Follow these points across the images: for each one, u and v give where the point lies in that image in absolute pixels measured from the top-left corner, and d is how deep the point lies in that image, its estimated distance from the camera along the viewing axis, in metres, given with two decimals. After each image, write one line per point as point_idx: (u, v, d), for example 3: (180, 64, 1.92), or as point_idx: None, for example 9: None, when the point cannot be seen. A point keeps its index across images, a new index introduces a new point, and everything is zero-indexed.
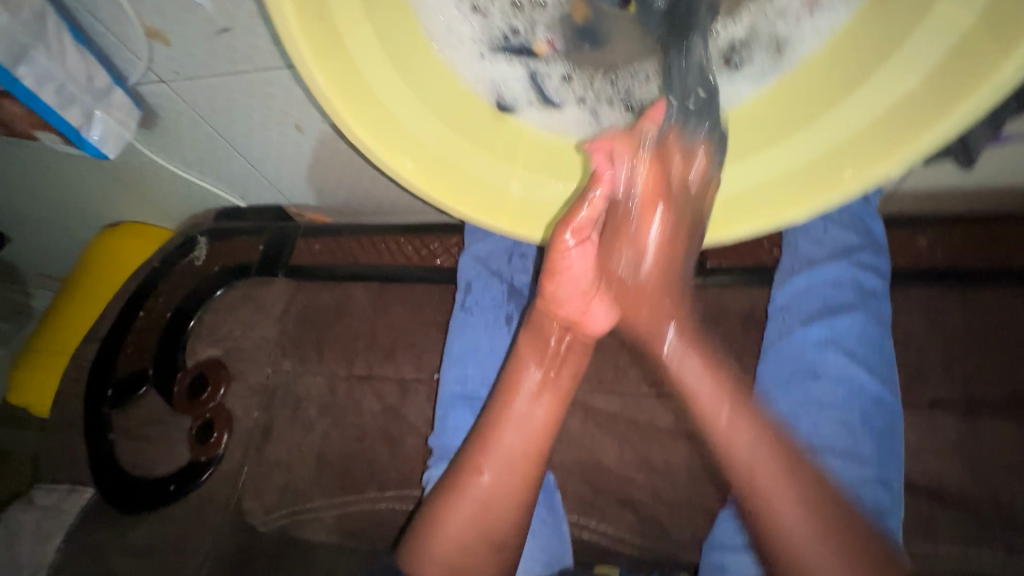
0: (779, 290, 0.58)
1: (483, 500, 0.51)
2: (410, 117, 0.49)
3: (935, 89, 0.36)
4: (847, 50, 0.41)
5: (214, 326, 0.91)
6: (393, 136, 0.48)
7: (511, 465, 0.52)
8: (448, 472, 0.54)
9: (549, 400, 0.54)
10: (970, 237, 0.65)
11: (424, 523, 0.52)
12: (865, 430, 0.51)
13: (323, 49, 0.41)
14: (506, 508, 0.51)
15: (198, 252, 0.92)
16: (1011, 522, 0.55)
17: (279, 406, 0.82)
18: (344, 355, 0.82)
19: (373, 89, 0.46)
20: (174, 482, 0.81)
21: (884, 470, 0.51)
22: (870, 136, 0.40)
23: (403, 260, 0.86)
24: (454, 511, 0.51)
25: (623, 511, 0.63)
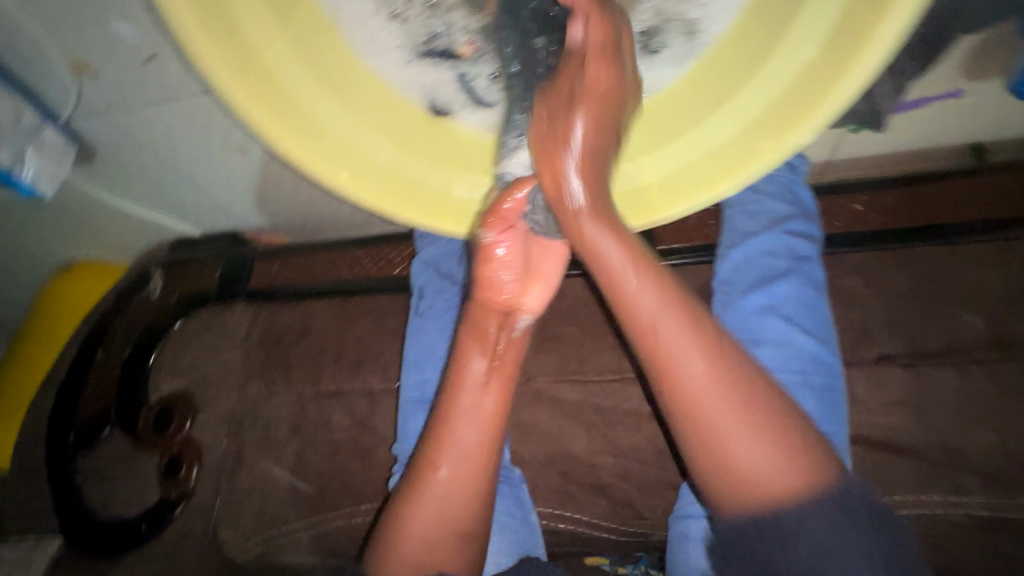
0: (719, 266, 0.60)
1: (447, 491, 0.50)
2: (343, 129, 0.49)
3: (829, 58, 0.38)
4: (752, 27, 0.43)
5: (176, 358, 0.89)
6: (327, 148, 0.48)
7: (469, 456, 0.51)
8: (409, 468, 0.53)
9: (497, 386, 0.53)
10: (901, 199, 0.68)
11: (388, 520, 0.52)
12: (806, 389, 0.53)
13: (239, 67, 0.41)
14: (468, 501, 0.51)
15: (154, 286, 0.91)
16: (956, 464, 0.58)
17: (249, 431, 0.81)
18: (310, 374, 0.81)
19: (299, 103, 0.46)
20: (146, 521, 0.80)
21: (828, 427, 0.51)
22: (778, 108, 0.43)
23: (363, 273, 0.87)
24: (416, 507, 0.50)
25: (596, 496, 0.64)
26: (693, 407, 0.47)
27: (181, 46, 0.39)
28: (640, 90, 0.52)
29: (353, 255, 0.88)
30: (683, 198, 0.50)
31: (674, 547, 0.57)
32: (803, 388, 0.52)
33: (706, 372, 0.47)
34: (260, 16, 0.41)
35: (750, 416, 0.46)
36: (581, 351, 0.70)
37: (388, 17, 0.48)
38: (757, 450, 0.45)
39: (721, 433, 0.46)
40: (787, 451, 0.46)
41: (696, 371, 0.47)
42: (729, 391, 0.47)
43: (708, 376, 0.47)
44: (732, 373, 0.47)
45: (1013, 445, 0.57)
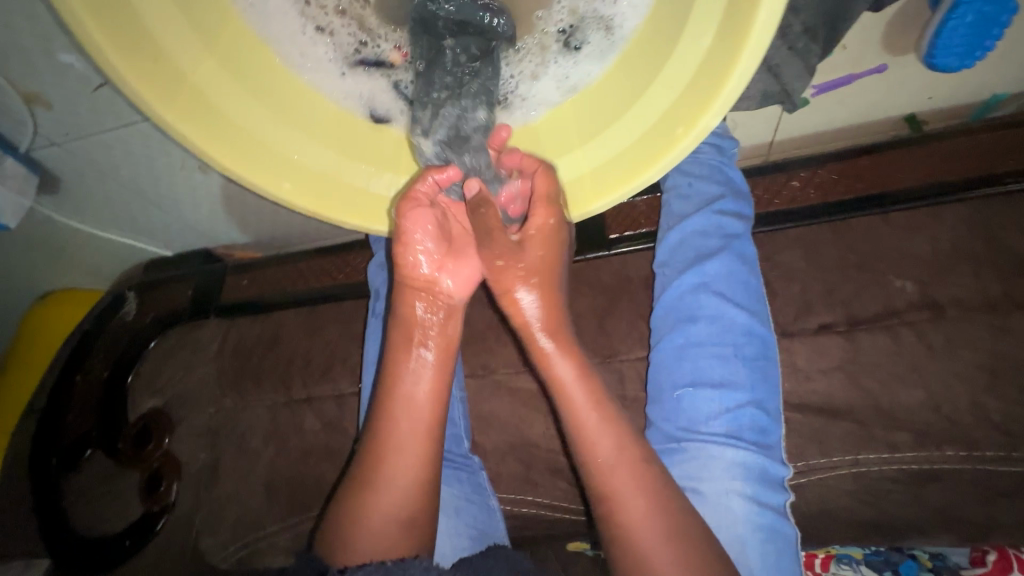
0: (659, 248, 0.62)
1: (402, 481, 0.54)
2: (281, 142, 0.50)
3: (722, 45, 0.39)
4: (664, 16, 0.43)
5: (152, 376, 0.91)
6: (267, 162, 0.50)
7: (411, 447, 0.55)
8: (360, 467, 0.55)
9: (432, 373, 0.57)
10: (836, 171, 0.70)
11: (338, 519, 0.55)
12: (739, 360, 0.55)
13: (169, 91, 0.42)
14: (410, 492, 0.54)
15: (129, 307, 0.91)
16: (890, 423, 0.61)
17: (225, 443, 0.83)
18: (282, 382, 0.84)
19: (235, 120, 0.47)
20: (129, 536, 0.80)
21: (758, 394, 0.55)
22: (687, 97, 0.43)
23: (328, 280, 0.89)
24: (363, 502, 0.53)
25: (556, 480, 0.66)
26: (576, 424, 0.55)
27: (100, 71, 0.39)
28: (569, 85, 0.51)
29: (320, 265, 0.91)
30: (612, 188, 0.51)
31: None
32: (736, 359, 0.55)
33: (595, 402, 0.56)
34: (183, 39, 0.42)
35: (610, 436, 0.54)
36: None
37: (316, 30, 0.48)
38: (617, 447, 0.53)
39: (591, 438, 0.54)
40: (637, 476, 0.52)
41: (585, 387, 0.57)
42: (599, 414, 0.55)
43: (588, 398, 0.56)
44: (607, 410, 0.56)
45: (940, 401, 0.61)
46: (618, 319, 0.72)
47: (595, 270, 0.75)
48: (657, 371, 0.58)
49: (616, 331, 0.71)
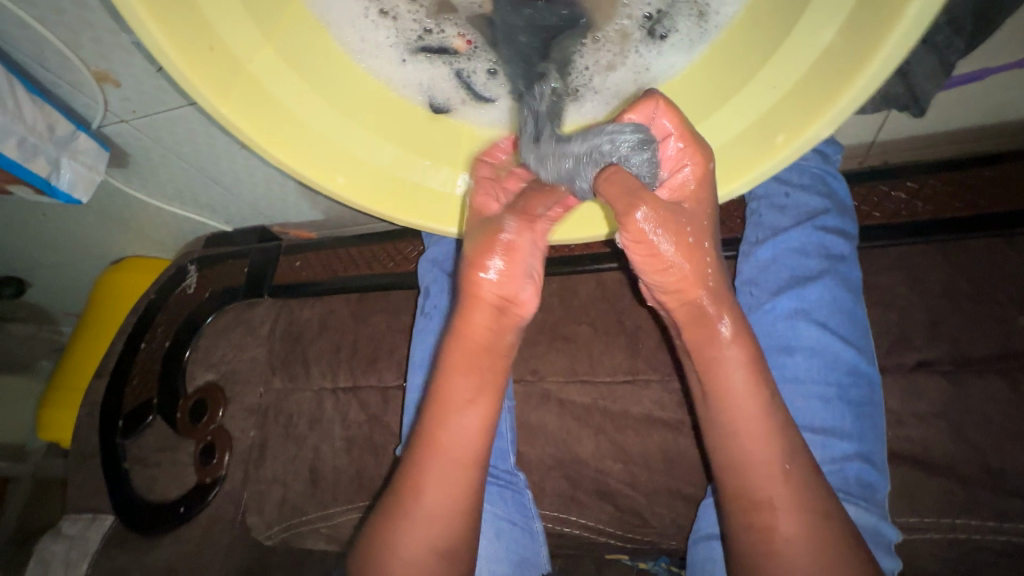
0: (746, 264, 0.55)
1: (431, 532, 0.49)
2: (340, 135, 0.47)
3: (846, 45, 0.33)
4: (764, 12, 0.38)
5: (209, 351, 0.93)
6: (326, 155, 0.47)
7: (456, 475, 0.50)
8: (391, 503, 0.51)
9: (483, 396, 0.52)
10: (953, 182, 0.61)
11: (374, 542, 0.51)
12: (842, 403, 0.48)
13: (221, 77, 0.39)
14: (454, 522, 0.50)
15: (189, 281, 0.96)
16: (997, 484, 0.53)
17: (273, 424, 0.85)
18: (329, 369, 0.84)
19: (288, 109, 0.44)
20: (184, 503, 0.85)
21: (866, 444, 0.47)
22: (785, 102, 0.38)
23: (379, 268, 0.88)
24: (403, 531, 0.50)
25: (602, 503, 0.63)
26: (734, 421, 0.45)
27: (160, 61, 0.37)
28: (647, 78, 0.47)
29: (371, 251, 0.90)
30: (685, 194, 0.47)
31: (692, 567, 0.53)
32: (841, 403, 0.47)
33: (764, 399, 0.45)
34: (244, 27, 0.40)
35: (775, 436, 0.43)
36: (591, 352, 0.69)
37: (380, 15, 0.48)
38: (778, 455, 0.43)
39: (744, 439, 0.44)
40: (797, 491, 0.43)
41: (750, 373, 0.45)
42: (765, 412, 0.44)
43: (752, 386, 0.45)
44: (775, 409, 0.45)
45: None
46: None
47: None
48: None
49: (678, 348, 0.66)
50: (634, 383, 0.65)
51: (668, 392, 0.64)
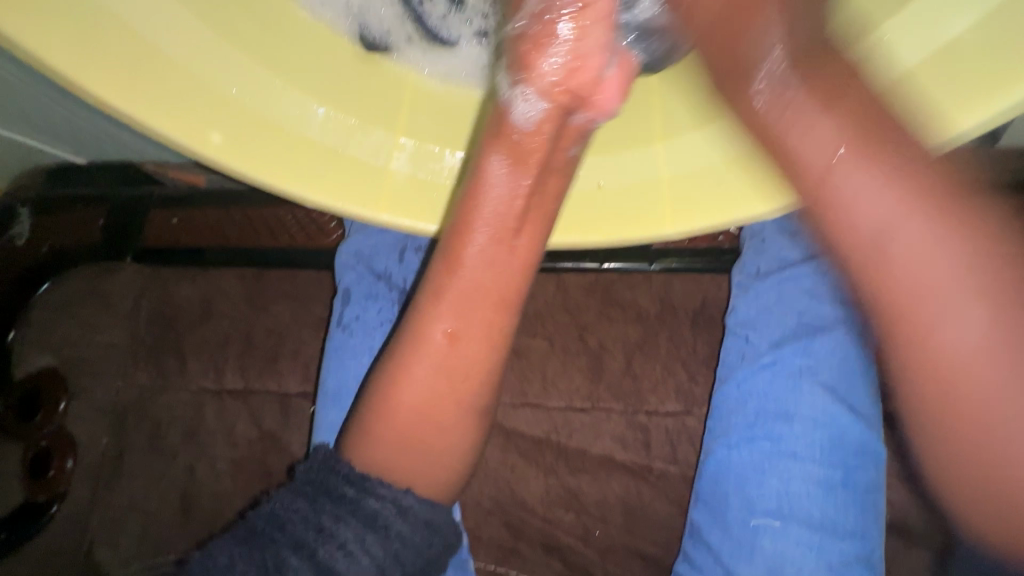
0: (741, 300, 0.47)
1: (433, 384, 0.39)
2: (217, 71, 0.33)
3: None
4: None
5: (45, 327, 0.71)
6: (185, 94, 0.31)
7: (482, 313, 0.40)
8: (389, 354, 0.41)
9: (520, 235, 0.39)
10: None
11: (369, 409, 0.40)
12: (845, 490, 0.41)
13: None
14: (481, 370, 0.40)
15: (19, 230, 0.63)
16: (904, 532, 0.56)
17: (134, 432, 0.68)
18: (214, 367, 0.67)
19: (133, 30, 0.29)
20: (4, 530, 0.65)
21: (866, 542, 0.41)
22: (985, 55, 0.22)
23: (285, 241, 0.70)
24: (402, 388, 0.39)
25: (546, 557, 0.54)
26: (917, 342, 0.26)
27: None
28: None
29: (274, 216, 0.71)
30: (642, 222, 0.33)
31: None
32: (845, 492, 0.40)
33: (978, 329, 0.24)
34: None
35: (1013, 346, 0.24)
36: (546, 371, 0.58)
37: None
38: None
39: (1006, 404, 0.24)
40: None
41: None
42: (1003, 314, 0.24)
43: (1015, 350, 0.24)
44: (1021, 320, 0.24)
45: None
46: (651, 359, 0.57)
47: (633, 289, 0.58)
48: (722, 475, 0.44)
49: (646, 376, 0.56)
50: (592, 414, 0.56)
51: (632, 428, 0.55)
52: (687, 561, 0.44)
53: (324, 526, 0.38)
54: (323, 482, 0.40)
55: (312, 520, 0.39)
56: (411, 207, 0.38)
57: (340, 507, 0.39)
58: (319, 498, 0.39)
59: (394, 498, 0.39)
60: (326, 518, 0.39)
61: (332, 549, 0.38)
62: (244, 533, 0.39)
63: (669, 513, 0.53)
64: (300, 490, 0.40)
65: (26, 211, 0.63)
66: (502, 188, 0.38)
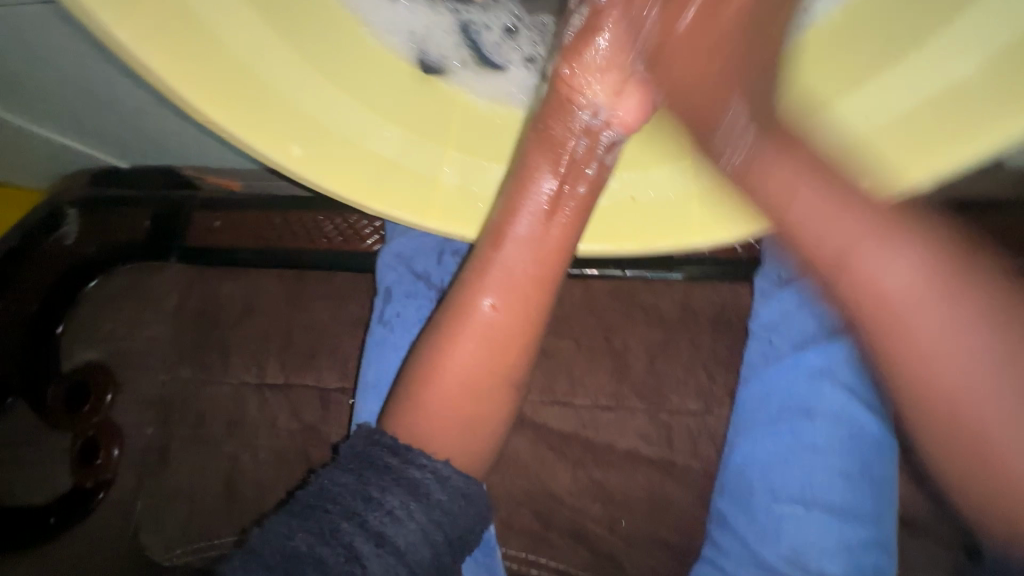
0: (765, 305, 0.51)
1: (475, 358, 0.43)
2: (306, 95, 0.36)
3: None
4: None
5: (92, 323, 0.75)
6: (280, 121, 0.35)
7: (523, 294, 0.44)
8: (432, 332, 0.45)
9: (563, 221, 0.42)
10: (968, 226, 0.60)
11: (413, 376, 0.45)
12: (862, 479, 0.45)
13: (155, 22, 0.28)
14: (519, 347, 0.45)
15: (68, 230, 0.69)
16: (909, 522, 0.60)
17: (178, 424, 0.71)
18: (255, 362, 0.71)
19: (235, 54, 0.32)
20: (57, 513, 0.69)
21: (881, 526, 0.44)
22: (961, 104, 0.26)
23: (323, 243, 0.73)
24: (445, 360, 0.44)
25: (576, 546, 0.58)
26: (892, 335, 0.33)
27: None
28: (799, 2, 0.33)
29: (312, 219, 0.74)
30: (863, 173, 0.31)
31: None
32: (864, 479, 0.44)
33: (897, 262, 0.32)
34: None
35: (933, 278, 0.31)
36: (573, 370, 0.61)
37: None
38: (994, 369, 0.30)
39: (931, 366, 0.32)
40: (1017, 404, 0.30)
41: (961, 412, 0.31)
42: (986, 321, 0.31)
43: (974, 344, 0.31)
44: (974, 285, 0.31)
45: None
46: (672, 361, 0.60)
47: (655, 295, 0.62)
48: (747, 466, 0.47)
49: (668, 376, 0.60)
50: (617, 411, 0.60)
51: (655, 425, 0.59)
52: (716, 551, 0.47)
53: (372, 496, 0.40)
54: (367, 458, 0.42)
55: (360, 489, 0.40)
56: (458, 216, 0.45)
57: (383, 478, 0.41)
58: (363, 469, 0.42)
59: (432, 467, 0.42)
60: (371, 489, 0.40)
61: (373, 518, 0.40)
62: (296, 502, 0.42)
63: (691, 505, 0.57)
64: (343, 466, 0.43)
65: (74, 213, 0.68)
66: (546, 198, 0.42)
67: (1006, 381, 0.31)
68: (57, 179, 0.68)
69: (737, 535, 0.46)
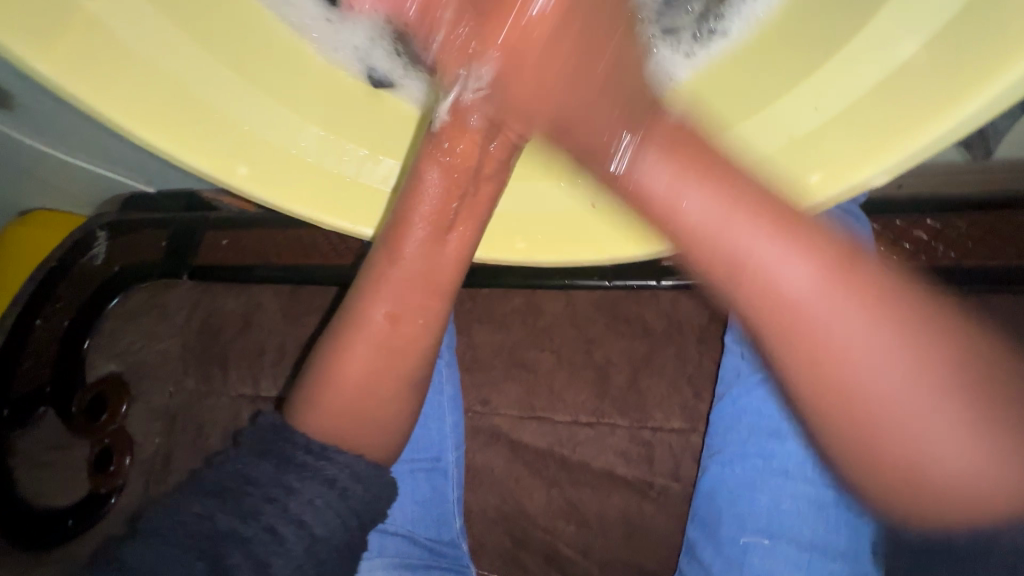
0: None
1: (374, 360, 0.42)
2: (242, 111, 0.37)
3: (935, 61, 0.26)
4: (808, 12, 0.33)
5: (111, 338, 0.79)
6: (213, 134, 0.35)
7: (421, 289, 0.42)
8: (329, 336, 0.43)
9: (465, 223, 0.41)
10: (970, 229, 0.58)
11: (311, 383, 0.43)
12: (836, 509, 0.42)
13: (89, 55, 0.31)
14: (415, 349, 0.43)
15: (98, 250, 0.71)
16: None
17: (182, 431, 0.78)
18: (251, 376, 0.77)
19: (174, 78, 0.34)
20: (73, 516, 0.74)
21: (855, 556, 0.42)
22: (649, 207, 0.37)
23: (318, 258, 0.76)
24: (345, 364, 0.42)
25: (549, 568, 0.57)
26: (813, 377, 0.34)
27: None
28: None
29: (309, 235, 0.76)
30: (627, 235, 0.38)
31: None
32: (837, 511, 0.41)
33: (865, 325, 0.33)
34: None
35: (823, 275, 0.33)
36: (553, 385, 0.60)
37: None
38: (902, 384, 0.33)
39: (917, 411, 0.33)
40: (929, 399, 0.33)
41: (922, 429, 0.34)
42: (902, 342, 0.33)
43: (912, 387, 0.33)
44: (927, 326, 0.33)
45: None
46: (655, 376, 0.57)
47: (639, 304, 0.59)
48: (716, 490, 0.46)
49: (650, 391, 0.57)
50: (597, 428, 0.57)
51: (635, 444, 0.56)
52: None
53: (290, 484, 0.40)
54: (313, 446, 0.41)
55: (277, 480, 0.40)
56: (363, 210, 0.42)
57: (290, 472, 0.40)
58: (272, 459, 0.41)
59: (348, 464, 0.41)
60: (272, 518, 0.39)
61: (281, 545, 0.38)
62: (193, 533, 0.38)
63: (667, 527, 0.55)
64: (277, 456, 0.41)
65: (105, 233, 0.71)
66: (435, 191, 0.40)
67: (950, 406, 0.34)
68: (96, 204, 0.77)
69: (700, 565, 0.45)
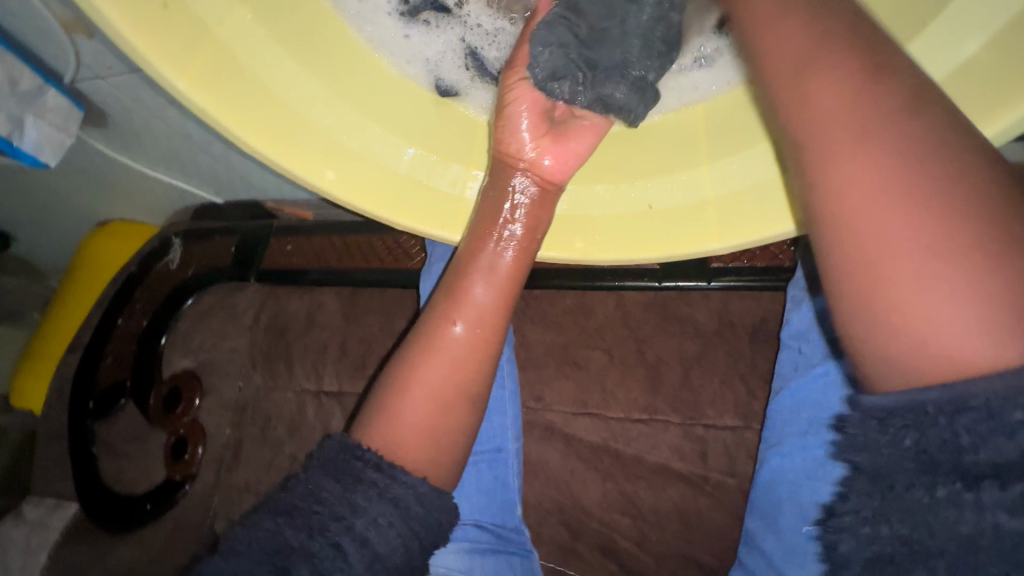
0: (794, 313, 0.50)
1: (444, 376, 0.45)
2: (339, 124, 0.39)
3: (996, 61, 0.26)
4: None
5: (186, 336, 0.86)
6: (311, 144, 0.38)
7: (484, 318, 0.46)
8: (406, 349, 0.46)
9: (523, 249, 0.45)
10: None
11: (383, 391, 0.46)
12: None
13: (220, 77, 0.33)
14: (477, 365, 0.46)
15: (172, 256, 0.80)
16: None
17: (249, 424, 0.83)
18: (314, 371, 0.81)
19: (275, 92, 0.36)
20: (151, 501, 0.82)
21: None
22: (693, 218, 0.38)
23: (375, 263, 0.78)
24: (419, 373, 0.45)
25: (605, 559, 0.59)
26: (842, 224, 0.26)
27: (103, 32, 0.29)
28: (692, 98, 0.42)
29: (368, 242, 0.79)
30: (661, 243, 0.40)
31: None
32: None
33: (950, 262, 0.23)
34: None
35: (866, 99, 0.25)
36: (605, 382, 0.61)
37: None
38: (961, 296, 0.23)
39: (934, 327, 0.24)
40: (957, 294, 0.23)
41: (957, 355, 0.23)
42: (997, 285, 0.22)
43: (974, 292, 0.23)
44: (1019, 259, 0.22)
45: None
46: (708, 374, 0.58)
47: (690, 303, 0.60)
48: (776, 479, 0.47)
49: (703, 389, 0.58)
50: (649, 424, 0.59)
51: (689, 440, 0.57)
52: (744, 568, 0.49)
53: (358, 504, 0.40)
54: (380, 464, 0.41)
55: (345, 496, 0.40)
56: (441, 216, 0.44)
57: (359, 493, 0.40)
58: (344, 477, 0.41)
59: (414, 485, 0.42)
60: (338, 536, 0.39)
61: (346, 562, 0.38)
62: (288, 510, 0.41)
63: (723, 523, 0.56)
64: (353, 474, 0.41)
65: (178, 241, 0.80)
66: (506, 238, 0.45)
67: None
68: (169, 214, 0.83)
69: (760, 552, 0.46)
